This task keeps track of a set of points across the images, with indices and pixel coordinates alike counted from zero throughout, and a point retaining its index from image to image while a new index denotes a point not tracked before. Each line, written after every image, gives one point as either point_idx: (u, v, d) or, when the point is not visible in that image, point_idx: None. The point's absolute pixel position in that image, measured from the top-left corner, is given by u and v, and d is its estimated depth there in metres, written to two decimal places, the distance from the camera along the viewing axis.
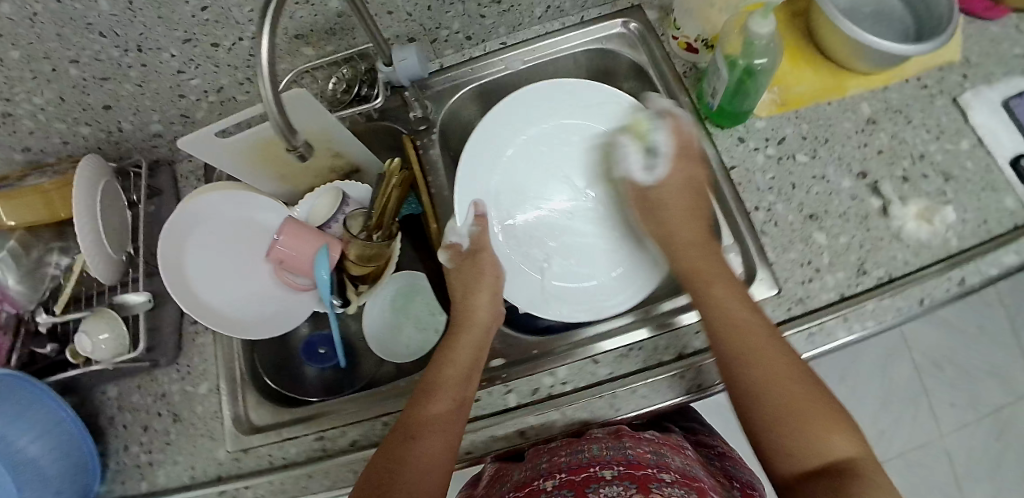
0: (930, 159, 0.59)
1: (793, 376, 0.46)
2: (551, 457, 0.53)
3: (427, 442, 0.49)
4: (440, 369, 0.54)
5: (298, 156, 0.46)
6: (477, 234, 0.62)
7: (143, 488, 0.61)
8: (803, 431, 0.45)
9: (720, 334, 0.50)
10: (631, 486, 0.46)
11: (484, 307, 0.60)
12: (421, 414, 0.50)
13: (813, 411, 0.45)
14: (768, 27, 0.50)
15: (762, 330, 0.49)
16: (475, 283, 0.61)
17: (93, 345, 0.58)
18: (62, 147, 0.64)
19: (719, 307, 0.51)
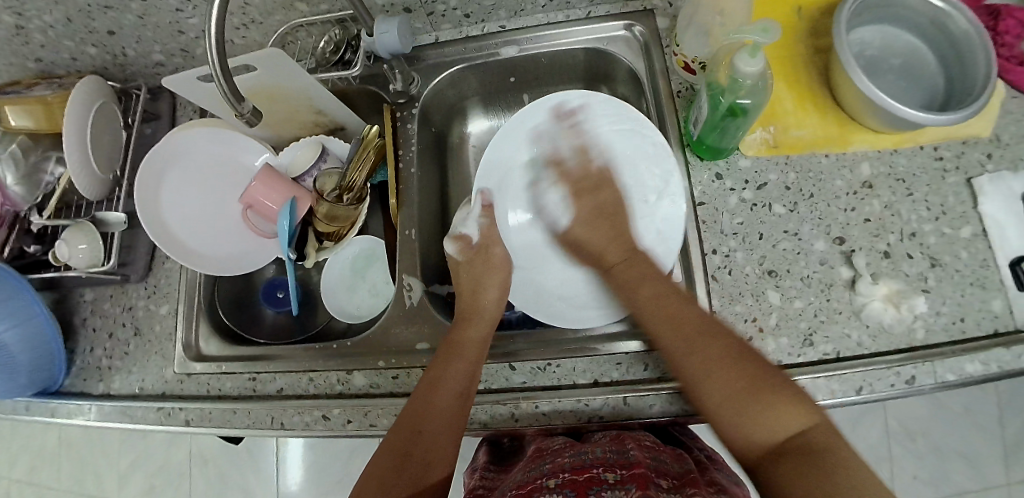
0: (922, 240, 0.54)
1: (737, 358, 0.47)
2: (553, 458, 0.51)
3: (434, 427, 0.51)
4: (449, 361, 0.54)
5: (246, 122, 0.49)
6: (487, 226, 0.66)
7: (99, 388, 0.67)
8: (754, 407, 0.45)
9: (655, 331, 0.52)
10: (631, 488, 0.44)
11: (490, 304, 0.61)
12: (425, 408, 0.51)
13: (750, 379, 0.46)
14: (757, 66, 0.47)
15: (696, 317, 0.51)
16: (485, 278, 0.63)
17: (71, 252, 0.64)
18: (72, 63, 0.68)
19: (641, 302, 0.54)
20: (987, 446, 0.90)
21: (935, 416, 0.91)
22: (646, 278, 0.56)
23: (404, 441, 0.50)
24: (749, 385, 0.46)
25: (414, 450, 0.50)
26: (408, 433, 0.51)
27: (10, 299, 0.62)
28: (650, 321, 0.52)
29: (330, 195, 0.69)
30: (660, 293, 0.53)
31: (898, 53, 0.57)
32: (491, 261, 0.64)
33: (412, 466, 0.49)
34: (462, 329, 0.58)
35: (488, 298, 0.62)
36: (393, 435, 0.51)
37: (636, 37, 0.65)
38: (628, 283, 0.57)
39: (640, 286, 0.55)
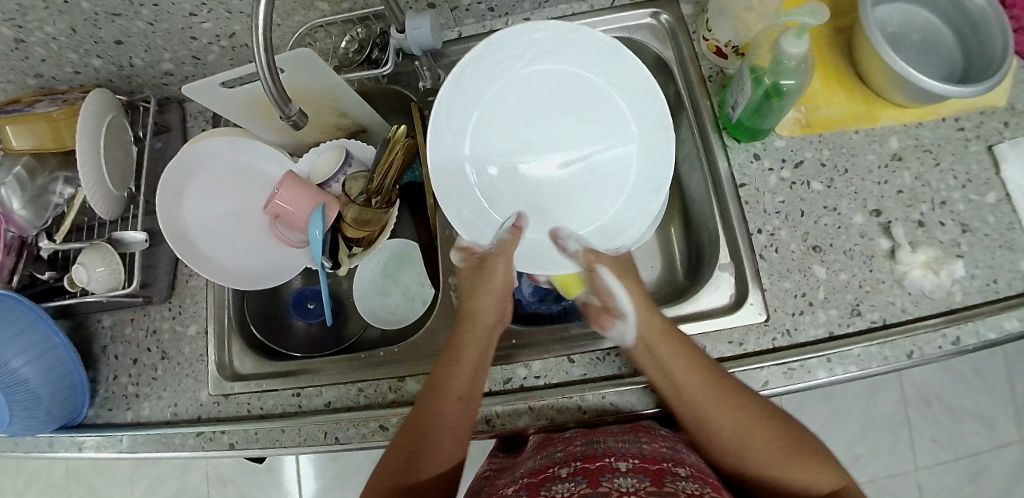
0: (951, 207, 0.56)
1: (771, 433, 0.46)
2: (565, 445, 0.51)
3: (441, 426, 0.50)
4: (451, 368, 0.52)
5: (291, 124, 0.47)
6: (505, 242, 0.56)
7: (128, 418, 0.64)
8: (790, 472, 0.45)
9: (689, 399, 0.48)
10: (644, 480, 0.43)
11: (488, 308, 0.57)
12: (429, 413, 0.50)
13: (784, 453, 0.45)
14: (802, 48, 0.48)
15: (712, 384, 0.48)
16: (481, 285, 0.57)
17: (89, 275, 0.60)
18: (74, 77, 0.65)
19: (676, 377, 0.49)
20: (996, 406, 0.96)
21: (945, 378, 0.96)
22: (672, 352, 0.50)
23: (412, 442, 0.49)
24: (784, 448, 0.46)
25: (424, 455, 0.48)
26: (413, 435, 0.49)
27: (24, 331, 0.58)
28: (684, 397, 0.48)
29: (358, 198, 0.63)
30: (690, 374, 0.48)
31: (916, 29, 0.59)
32: (491, 272, 0.57)
33: (420, 469, 0.48)
34: (458, 335, 0.56)
35: (484, 301, 0.57)
36: (404, 431, 0.50)
37: (661, 25, 0.66)
38: (653, 361, 0.50)
39: (662, 360, 0.50)
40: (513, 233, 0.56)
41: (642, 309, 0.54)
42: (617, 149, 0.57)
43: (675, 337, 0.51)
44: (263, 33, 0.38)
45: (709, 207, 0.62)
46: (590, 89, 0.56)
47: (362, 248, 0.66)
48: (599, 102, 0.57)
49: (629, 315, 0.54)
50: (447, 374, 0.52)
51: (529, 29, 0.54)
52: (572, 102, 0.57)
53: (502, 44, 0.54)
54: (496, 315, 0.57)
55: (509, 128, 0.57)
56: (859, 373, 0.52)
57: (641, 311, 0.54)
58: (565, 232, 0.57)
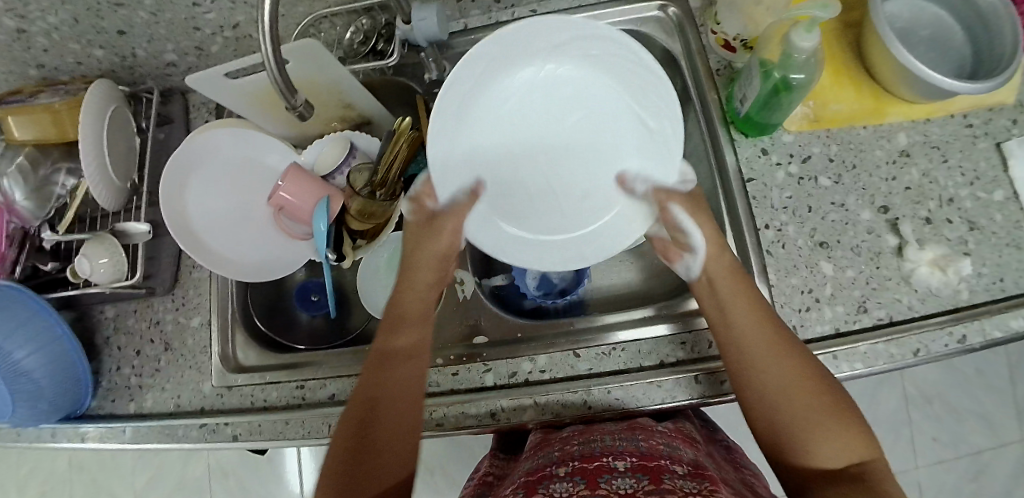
0: (959, 205, 0.56)
1: (821, 388, 0.44)
2: (563, 445, 0.52)
3: (390, 393, 0.48)
4: (396, 334, 0.52)
5: (298, 115, 0.47)
6: (459, 203, 0.55)
7: (131, 409, 0.64)
8: (817, 431, 0.43)
9: (744, 345, 0.47)
10: (642, 479, 0.44)
11: (430, 270, 0.56)
12: (376, 385, 0.48)
13: (824, 411, 0.43)
14: (812, 42, 0.48)
15: (773, 329, 0.47)
16: (433, 245, 0.56)
17: (92, 267, 0.60)
18: (77, 67, 0.65)
19: (738, 318, 0.48)
20: (999, 404, 0.96)
21: (949, 377, 0.96)
22: (735, 296, 0.49)
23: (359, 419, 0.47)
24: (829, 405, 0.44)
25: (375, 427, 0.46)
26: (364, 407, 0.47)
27: (28, 323, 0.58)
28: (741, 339, 0.47)
29: (363, 191, 0.63)
30: (753, 316, 0.48)
31: (926, 24, 0.59)
32: (438, 229, 0.55)
33: (370, 447, 0.45)
34: (399, 303, 0.55)
35: (427, 262, 0.56)
36: (350, 412, 0.48)
37: (669, 18, 0.66)
38: (718, 302, 0.50)
39: (727, 301, 0.49)
40: (470, 196, 0.55)
41: (713, 243, 0.52)
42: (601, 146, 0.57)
43: (744, 282, 0.50)
44: (273, 19, 0.37)
45: (716, 203, 0.62)
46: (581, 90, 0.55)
47: (367, 241, 0.66)
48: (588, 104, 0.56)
49: (699, 252, 0.52)
50: (394, 351, 0.51)
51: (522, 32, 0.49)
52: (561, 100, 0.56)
53: (517, 38, 0.50)
54: (435, 280, 0.57)
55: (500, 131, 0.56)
56: (865, 370, 0.52)
57: (711, 250, 0.52)
58: (631, 176, 0.56)
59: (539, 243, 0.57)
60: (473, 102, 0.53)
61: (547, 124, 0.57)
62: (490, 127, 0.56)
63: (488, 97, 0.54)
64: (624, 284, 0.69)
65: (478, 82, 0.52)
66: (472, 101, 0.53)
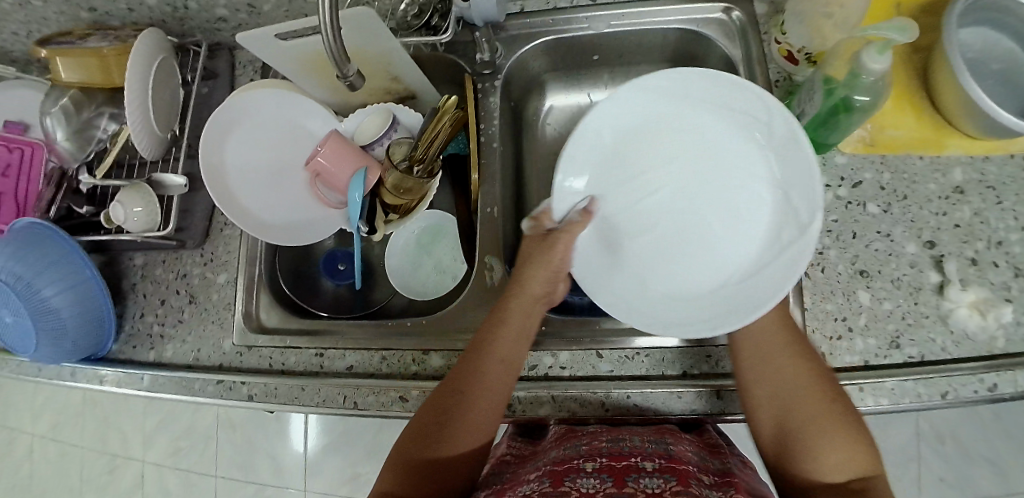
0: (1007, 249, 0.55)
1: (823, 399, 0.45)
2: (589, 440, 0.52)
3: (468, 407, 0.47)
4: (489, 342, 0.50)
5: (348, 86, 0.46)
6: (573, 222, 0.55)
7: (151, 356, 0.65)
8: (813, 440, 0.43)
9: (747, 352, 0.49)
10: (670, 480, 0.44)
11: (540, 281, 0.53)
12: (452, 397, 0.48)
13: (825, 422, 0.44)
14: (883, 64, 0.46)
15: (815, 391, 0.45)
16: (541, 257, 0.53)
17: (127, 214, 0.60)
18: (128, 13, 0.64)
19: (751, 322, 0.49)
20: (1010, 451, 0.94)
21: (965, 419, 0.95)
22: (777, 345, 0.48)
23: (426, 426, 0.47)
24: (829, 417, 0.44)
25: (443, 436, 0.46)
26: (434, 414, 0.48)
27: (57, 264, 0.59)
28: (778, 394, 0.46)
29: (400, 164, 0.62)
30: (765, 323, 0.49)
31: (998, 58, 0.56)
32: (552, 246, 0.53)
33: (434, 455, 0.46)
34: (504, 310, 0.52)
35: (535, 272, 0.53)
36: (422, 416, 0.48)
37: (732, 22, 0.64)
38: (757, 352, 0.48)
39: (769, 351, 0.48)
40: (583, 215, 0.56)
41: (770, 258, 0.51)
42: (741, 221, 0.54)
43: (791, 332, 0.49)
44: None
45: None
46: (728, 158, 0.55)
47: (398, 216, 0.65)
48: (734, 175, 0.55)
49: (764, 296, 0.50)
50: (479, 369, 0.49)
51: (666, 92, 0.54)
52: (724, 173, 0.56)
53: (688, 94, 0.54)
54: (543, 291, 0.54)
55: (669, 201, 0.58)
56: (889, 406, 0.52)
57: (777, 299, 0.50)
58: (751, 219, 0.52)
59: (670, 310, 0.52)
60: (625, 145, 0.58)
61: (685, 213, 0.57)
62: (636, 177, 0.58)
63: (645, 148, 0.58)
64: None
65: (653, 127, 0.57)
66: (627, 139, 0.58)
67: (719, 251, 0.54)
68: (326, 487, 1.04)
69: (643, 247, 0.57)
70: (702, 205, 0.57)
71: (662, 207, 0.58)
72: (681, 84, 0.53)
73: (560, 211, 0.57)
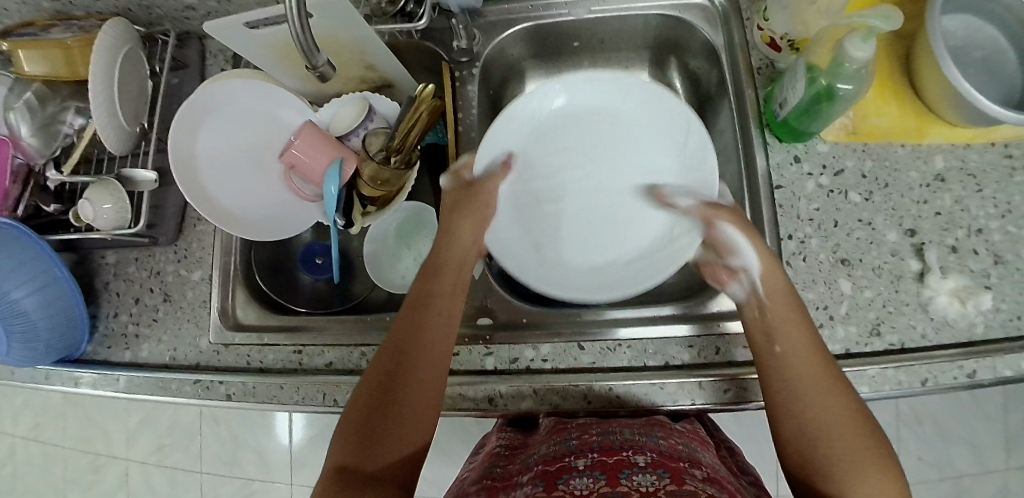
0: (987, 236, 0.55)
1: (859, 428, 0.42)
2: (581, 434, 0.54)
3: (410, 375, 0.46)
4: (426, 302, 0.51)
5: (318, 76, 0.43)
6: (492, 177, 0.59)
7: (127, 356, 0.64)
8: (851, 473, 0.40)
9: (785, 369, 0.45)
10: (664, 477, 0.45)
11: (467, 229, 0.56)
12: (395, 367, 0.47)
13: (856, 449, 0.41)
14: (867, 52, 0.46)
15: (826, 370, 0.44)
16: (466, 207, 0.57)
17: (96, 212, 0.59)
18: (92, 2, 0.62)
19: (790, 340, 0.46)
20: (989, 432, 0.96)
21: (945, 402, 0.96)
22: (789, 323, 0.47)
23: (374, 395, 0.45)
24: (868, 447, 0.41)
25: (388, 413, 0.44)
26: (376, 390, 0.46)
27: (27, 263, 0.57)
28: (789, 372, 0.45)
29: (376, 156, 0.61)
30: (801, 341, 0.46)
31: (979, 44, 0.56)
32: (480, 195, 0.58)
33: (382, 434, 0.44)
34: (434, 269, 0.54)
35: (462, 224, 0.56)
36: (361, 394, 0.46)
37: (714, 7, 0.63)
38: (766, 329, 0.48)
39: (779, 330, 0.47)
40: (503, 169, 0.60)
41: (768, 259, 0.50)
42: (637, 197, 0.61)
43: (796, 308, 0.48)
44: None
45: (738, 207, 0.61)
46: (630, 146, 0.61)
47: (376, 208, 0.64)
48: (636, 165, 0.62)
49: (752, 270, 0.50)
50: (411, 338, 0.48)
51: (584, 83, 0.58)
52: (624, 155, 0.62)
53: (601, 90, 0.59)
54: (473, 238, 0.56)
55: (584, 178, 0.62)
56: (870, 395, 0.52)
57: (764, 272, 0.50)
58: (670, 193, 0.59)
59: (593, 270, 0.60)
60: (545, 128, 0.61)
61: (599, 190, 0.62)
62: (546, 163, 0.62)
63: (562, 137, 0.62)
64: None
65: (569, 117, 0.61)
66: (548, 122, 0.61)
67: (617, 232, 0.61)
68: (312, 480, 1.04)
69: (563, 216, 0.62)
70: (603, 179, 0.62)
71: (570, 192, 0.62)
72: (601, 80, 0.58)
73: (482, 165, 0.59)
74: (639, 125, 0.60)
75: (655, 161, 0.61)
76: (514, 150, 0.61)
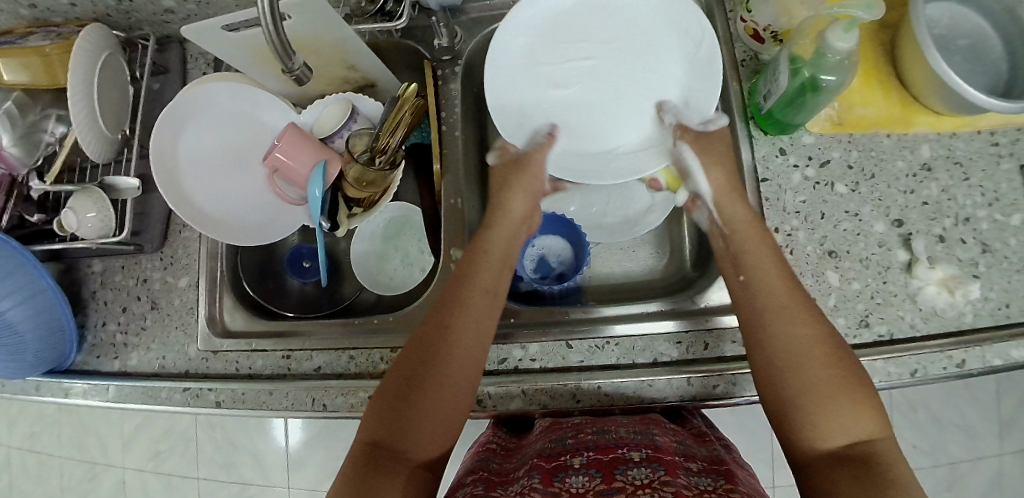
0: (975, 225, 0.55)
1: (828, 355, 0.44)
2: (575, 433, 0.54)
3: (449, 352, 0.49)
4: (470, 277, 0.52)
5: (295, 80, 0.42)
6: (540, 147, 0.58)
7: (116, 365, 0.64)
8: (817, 400, 0.43)
9: (753, 299, 0.48)
10: (659, 469, 0.46)
11: (518, 202, 0.58)
12: (433, 340, 0.49)
13: (824, 376, 0.43)
14: (850, 43, 0.45)
15: (792, 294, 0.47)
16: (512, 182, 0.58)
17: (79, 221, 0.59)
18: (70, 8, 0.62)
19: (756, 273, 0.49)
20: (982, 418, 0.96)
21: (938, 388, 0.96)
22: (754, 249, 0.50)
23: (412, 368, 0.48)
24: (837, 376, 0.43)
25: (420, 383, 0.47)
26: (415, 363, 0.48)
27: (10, 276, 0.57)
28: (756, 298, 0.48)
29: (361, 156, 0.60)
30: (768, 273, 0.48)
31: (964, 32, 0.56)
32: (525, 163, 0.58)
33: (419, 403, 0.47)
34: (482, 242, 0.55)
35: (513, 198, 0.58)
36: (400, 365, 0.49)
37: None
38: (735, 259, 0.51)
39: (745, 258, 0.50)
40: (549, 138, 0.58)
41: (727, 190, 0.54)
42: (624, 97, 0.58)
43: (764, 238, 0.50)
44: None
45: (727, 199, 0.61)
46: (617, 54, 0.57)
47: (362, 209, 0.64)
48: (620, 73, 0.57)
49: (709, 199, 0.55)
50: (443, 335, 0.49)
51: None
52: (612, 61, 0.57)
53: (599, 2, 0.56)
54: (524, 212, 0.58)
55: (580, 78, 0.58)
56: None
57: (721, 201, 0.54)
58: (670, 106, 0.56)
59: (594, 164, 0.58)
60: (553, 37, 0.57)
61: (597, 92, 0.58)
62: (560, 66, 0.58)
63: (574, 37, 0.57)
64: (623, 275, 0.67)
65: (579, 22, 0.57)
66: (558, 27, 0.57)
67: (612, 118, 0.58)
68: (309, 481, 1.04)
69: (570, 98, 0.58)
70: (603, 79, 0.58)
71: (582, 86, 0.58)
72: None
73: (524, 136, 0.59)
74: (649, 34, 0.56)
75: (658, 67, 0.56)
76: (527, 60, 0.58)
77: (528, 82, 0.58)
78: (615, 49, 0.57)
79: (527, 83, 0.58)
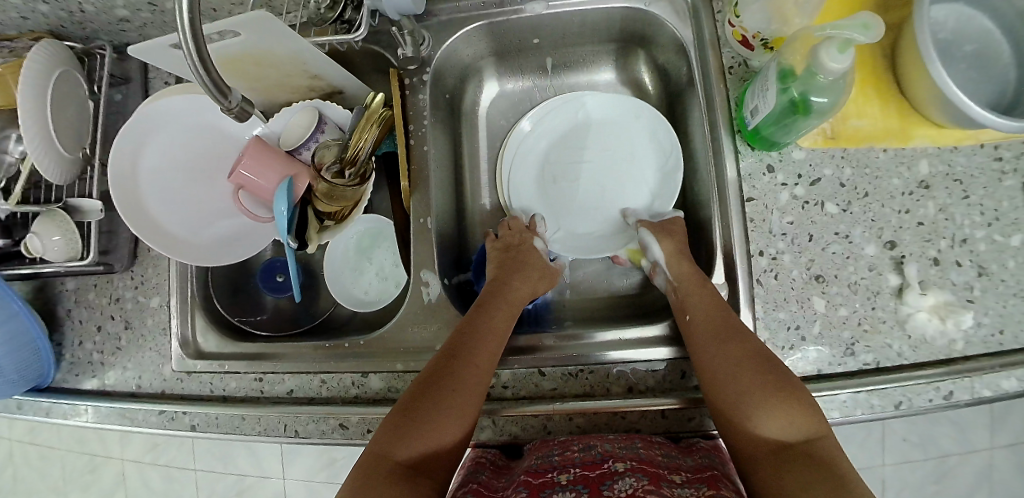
0: (972, 247, 0.52)
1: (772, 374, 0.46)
2: (562, 449, 0.49)
3: (452, 378, 0.49)
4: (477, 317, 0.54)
5: (236, 117, 0.39)
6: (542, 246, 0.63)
7: (93, 385, 0.63)
8: (766, 413, 0.44)
9: (697, 330, 0.50)
10: (643, 478, 0.44)
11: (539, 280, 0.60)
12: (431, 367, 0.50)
13: (774, 394, 0.45)
14: (843, 64, 0.42)
15: (730, 322, 0.49)
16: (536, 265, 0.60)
17: (45, 244, 0.58)
18: (23, 20, 0.59)
19: (700, 307, 0.51)
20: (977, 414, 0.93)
21: None
22: (698, 295, 0.52)
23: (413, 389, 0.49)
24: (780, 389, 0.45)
25: (420, 402, 0.48)
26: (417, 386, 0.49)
27: None
28: (700, 330, 0.50)
29: (330, 169, 0.58)
30: (710, 305, 0.51)
31: (972, 37, 0.51)
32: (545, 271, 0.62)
33: (411, 417, 0.47)
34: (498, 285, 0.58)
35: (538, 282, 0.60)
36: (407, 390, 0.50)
37: None
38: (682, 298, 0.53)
39: (689, 300, 0.52)
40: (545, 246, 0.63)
41: (673, 254, 0.56)
42: (613, 193, 0.65)
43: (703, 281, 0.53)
44: (193, 22, 0.31)
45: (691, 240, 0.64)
46: (612, 161, 0.66)
47: (335, 222, 0.60)
48: (608, 177, 0.66)
49: (661, 263, 0.56)
50: (446, 363, 0.50)
51: (593, 97, 0.65)
52: (607, 163, 0.66)
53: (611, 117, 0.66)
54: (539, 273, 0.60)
55: (579, 168, 0.66)
56: (840, 418, 0.50)
57: (670, 259, 0.55)
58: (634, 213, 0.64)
59: (577, 235, 0.65)
60: (576, 128, 0.67)
61: (588, 179, 0.66)
62: (570, 153, 0.66)
63: (581, 143, 0.66)
64: (600, 289, 0.66)
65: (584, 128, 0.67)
66: (575, 125, 0.67)
67: (593, 205, 0.65)
68: (304, 474, 1.06)
69: (574, 173, 0.66)
70: (597, 178, 0.66)
71: (583, 178, 0.66)
72: (615, 101, 0.65)
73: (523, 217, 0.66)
74: (638, 145, 0.65)
75: (641, 176, 0.65)
76: (550, 139, 0.67)
77: (553, 142, 0.67)
78: (613, 158, 0.66)
79: (548, 142, 0.67)
